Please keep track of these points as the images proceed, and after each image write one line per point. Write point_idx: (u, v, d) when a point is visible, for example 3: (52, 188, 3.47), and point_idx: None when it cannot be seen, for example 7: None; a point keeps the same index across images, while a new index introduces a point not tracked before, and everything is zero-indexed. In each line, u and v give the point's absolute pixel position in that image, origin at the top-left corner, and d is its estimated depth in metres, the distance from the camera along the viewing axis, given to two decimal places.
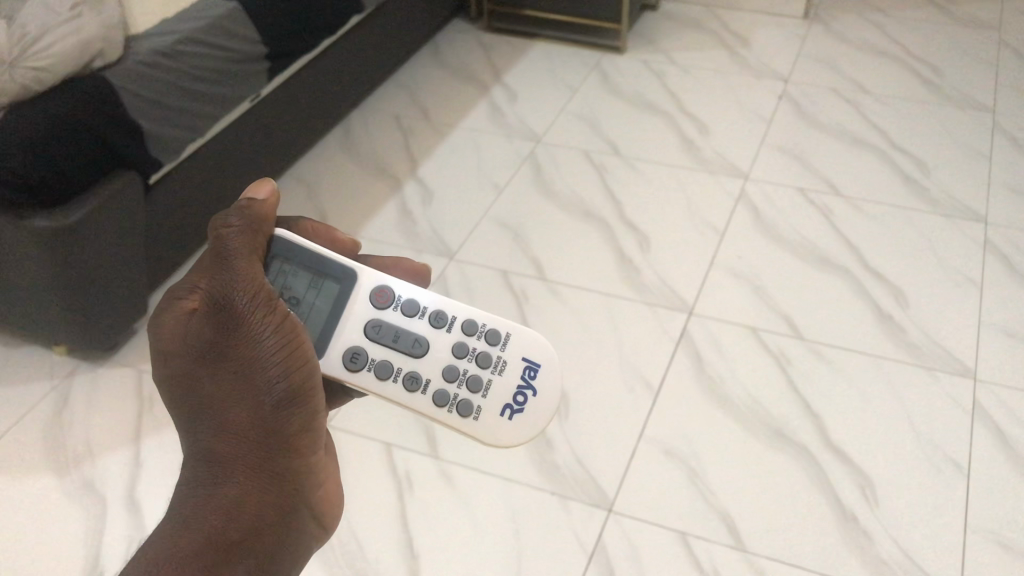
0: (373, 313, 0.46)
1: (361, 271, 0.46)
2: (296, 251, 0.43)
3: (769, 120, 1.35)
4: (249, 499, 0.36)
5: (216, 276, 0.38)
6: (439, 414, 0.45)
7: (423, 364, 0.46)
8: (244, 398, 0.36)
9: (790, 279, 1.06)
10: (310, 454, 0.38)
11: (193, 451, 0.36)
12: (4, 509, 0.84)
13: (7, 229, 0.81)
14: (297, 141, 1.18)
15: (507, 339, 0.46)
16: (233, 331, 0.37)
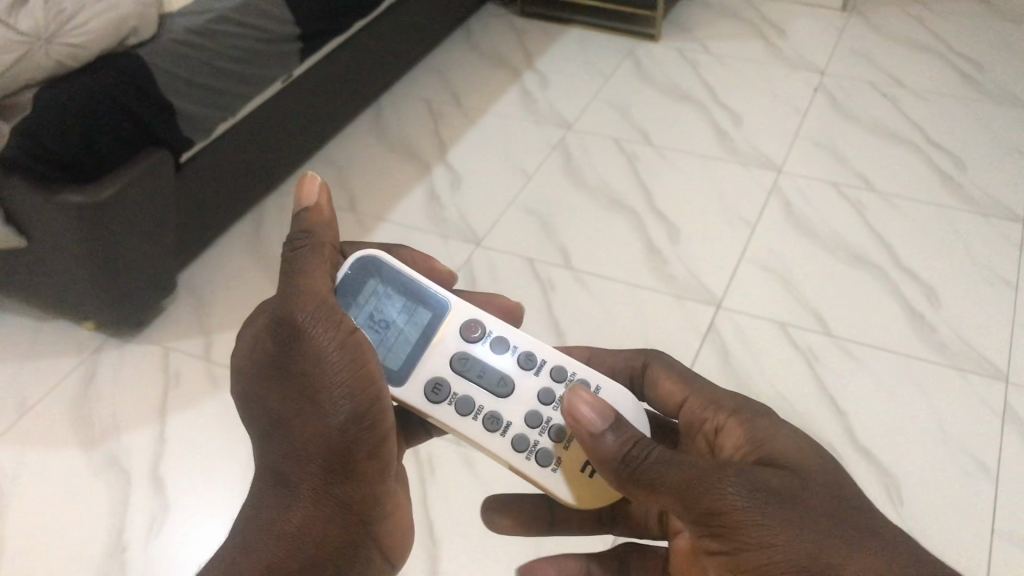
0: (462, 346, 0.51)
1: (456, 309, 0.52)
2: (398, 277, 0.51)
3: (805, 112, 1.33)
4: (317, 517, 0.42)
5: (284, 297, 0.43)
6: (516, 458, 0.49)
7: (506, 405, 0.50)
8: (307, 418, 0.42)
9: (821, 275, 1.05)
10: (374, 465, 0.44)
11: (271, 463, 0.43)
12: (30, 480, 0.84)
13: (39, 203, 0.82)
14: (328, 123, 1.18)
15: (594, 391, 0.50)
16: (296, 353, 0.42)
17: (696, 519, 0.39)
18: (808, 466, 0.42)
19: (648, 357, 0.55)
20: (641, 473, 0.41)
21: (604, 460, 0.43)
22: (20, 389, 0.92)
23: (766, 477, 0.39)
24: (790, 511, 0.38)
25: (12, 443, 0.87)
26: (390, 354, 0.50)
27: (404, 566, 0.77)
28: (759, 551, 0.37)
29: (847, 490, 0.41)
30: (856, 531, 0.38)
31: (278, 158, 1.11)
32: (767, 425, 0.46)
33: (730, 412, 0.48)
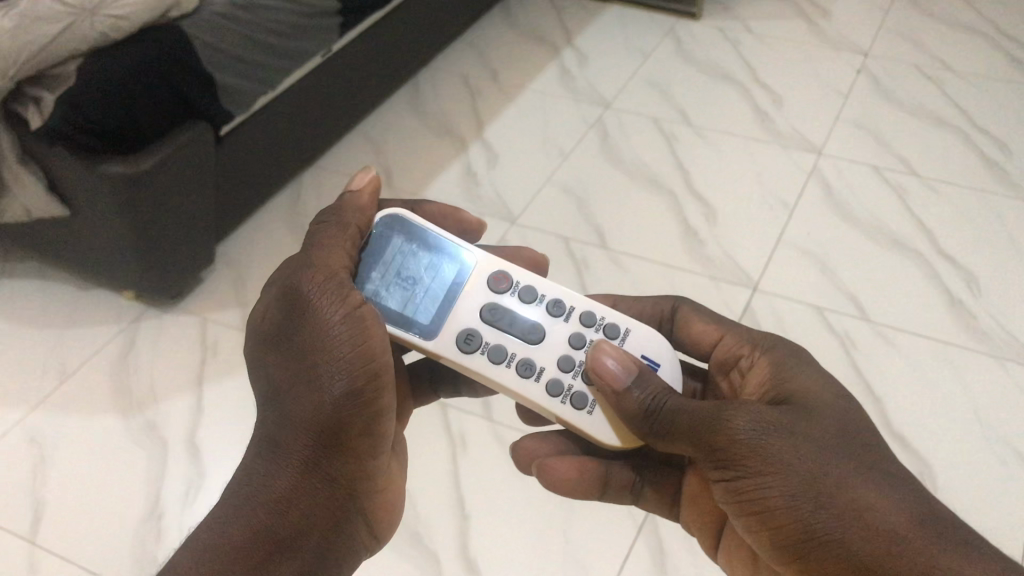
0: (490, 297, 0.53)
1: (482, 262, 0.54)
2: (421, 232, 0.53)
3: (847, 94, 1.31)
4: (305, 487, 0.45)
5: (296, 272, 0.46)
6: (552, 402, 0.51)
7: (538, 351, 0.52)
8: (303, 391, 0.44)
9: (860, 260, 1.04)
10: (366, 440, 0.46)
11: (267, 432, 0.45)
12: (69, 446, 0.86)
13: (82, 173, 0.83)
14: (366, 97, 1.19)
15: (625, 334, 0.53)
16: (300, 327, 0.45)
17: (708, 452, 0.44)
18: (822, 400, 0.46)
19: (676, 302, 0.59)
20: (657, 416, 0.47)
21: (627, 412, 0.48)
22: (60, 357, 0.94)
23: (774, 415, 0.44)
24: (794, 444, 0.43)
25: (53, 410, 0.89)
26: (422, 306, 0.52)
27: (434, 539, 0.78)
28: (761, 482, 0.42)
29: (855, 424, 0.45)
30: (853, 462, 0.42)
31: (315, 131, 1.11)
32: (792, 364, 0.50)
33: (760, 350, 0.52)
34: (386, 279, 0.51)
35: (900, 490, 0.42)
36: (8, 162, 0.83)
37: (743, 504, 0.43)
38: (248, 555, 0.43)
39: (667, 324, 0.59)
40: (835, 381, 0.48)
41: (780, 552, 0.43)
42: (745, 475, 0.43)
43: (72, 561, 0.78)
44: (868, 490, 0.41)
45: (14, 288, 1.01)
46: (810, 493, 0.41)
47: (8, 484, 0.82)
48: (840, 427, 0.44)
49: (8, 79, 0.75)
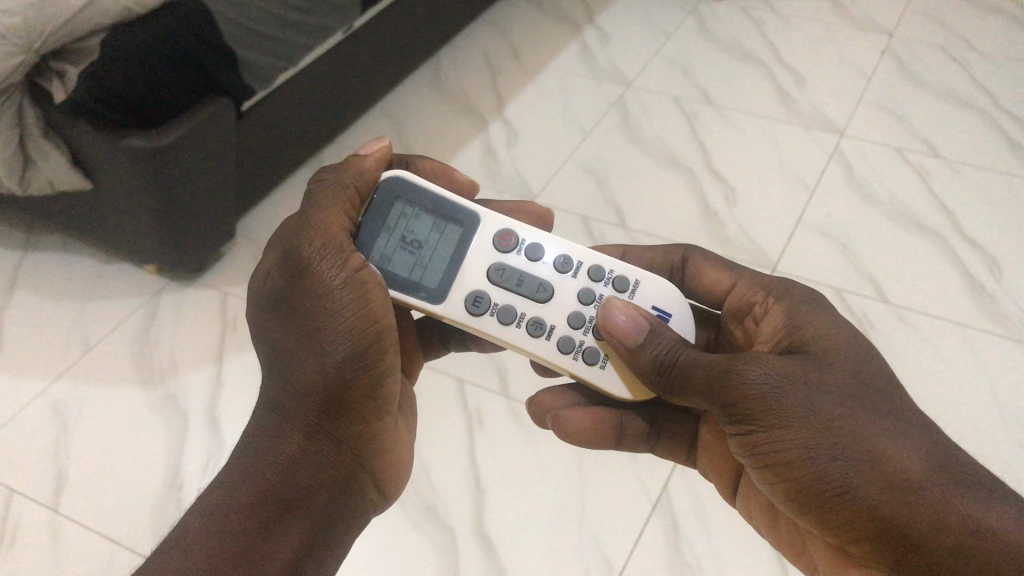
0: (497, 257, 0.53)
1: (486, 219, 0.54)
2: (420, 194, 0.52)
3: (870, 75, 1.30)
4: (310, 451, 0.46)
5: (294, 236, 0.46)
6: (564, 359, 0.52)
7: (548, 309, 0.53)
8: (305, 357, 0.45)
9: (882, 241, 1.03)
10: (369, 402, 0.46)
11: (271, 397, 0.46)
12: (92, 416, 0.87)
13: (106, 148, 0.84)
14: (387, 73, 1.19)
15: (634, 287, 0.53)
16: (300, 292, 0.45)
17: (722, 406, 0.44)
18: (834, 345, 0.46)
19: (686, 251, 0.59)
20: (670, 369, 0.47)
21: (641, 367, 0.48)
22: (83, 328, 0.95)
23: (785, 364, 0.44)
24: (808, 394, 0.43)
25: (75, 380, 0.90)
26: (430, 269, 0.52)
27: (450, 512, 0.79)
28: (774, 433, 0.43)
29: (868, 369, 0.45)
30: (867, 410, 0.43)
31: (336, 106, 1.11)
32: (804, 308, 0.49)
33: (773, 296, 0.52)
34: (391, 244, 0.51)
35: (916, 436, 0.42)
36: (32, 134, 0.84)
37: (758, 455, 0.44)
38: (259, 516, 0.44)
39: (678, 274, 0.60)
40: (847, 324, 0.48)
41: (797, 500, 0.44)
42: (759, 428, 0.43)
43: (95, 530, 0.79)
44: (884, 439, 0.42)
45: (38, 260, 1.02)
46: (825, 445, 0.42)
47: (32, 452, 0.84)
48: (858, 375, 0.44)
49: (30, 53, 0.76)
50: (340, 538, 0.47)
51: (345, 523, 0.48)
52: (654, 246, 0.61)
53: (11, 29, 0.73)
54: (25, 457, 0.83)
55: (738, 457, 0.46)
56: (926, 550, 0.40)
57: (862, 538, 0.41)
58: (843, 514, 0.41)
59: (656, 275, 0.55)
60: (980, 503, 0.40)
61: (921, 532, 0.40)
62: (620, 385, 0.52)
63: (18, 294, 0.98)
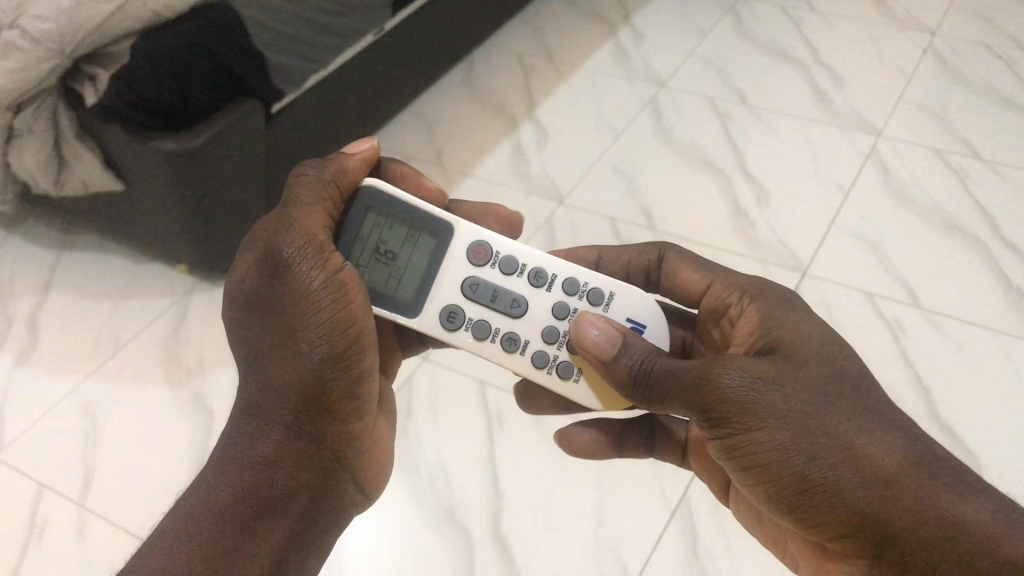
0: (471, 270, 0.54)
1: (459, 228, 0.54)
2: (394, 205, 0.52)
3: (911, 74, 1.27)
4: (288, 451, 0.46)
5: (272, 236, 0.46)
6: (537, 374, 0.53)
7: (523, 325, 0.54)
8: (284, 357, 0.45)
9: (917, 244, 1.01)
10: (346, 402, 0.47)
11: (249, 399, 0.47)
12: (120, 413, 0.89)
13: (138, 151, 0.85)
14: (419, 75, 1.19)
15: (609, 299, 0.54)
16: (279, 293, 0.45)
17: (699, 411, 0.43)
18: (808, 342, 0.46)
19: (662, 250, 0.59)
20: (643, 379, 0.47)
21: (617, 379, 0.48)
22: (115, 326, 0.97)
23: (760, 366, 0.43)
24: (784, 394, 0.42)
25: (106, 379, 0.91)
26: (405, 280, 0.53)
27: (467, 514, 0.79)
28: (753, 437, 0.42)
29: (842, 363, 0.45)
30: (844, 406, 0.43)
31: (367, 108, 1.12)
32: (777, 308, 0.49)
33: (747, 298, 0.51)
34: (366, 255, 0.51)
35: (891, 428, 0.43)
36: (66, 137, 0.86)
37: (735, 458, 0.43)
38: (240, 520, 0.44)
39: (655, 272, 0.60)
40: (822, 321, 0.48)
41: (775, 500, 0.43)
42: (738, 433, 0.42)
43: (119, 527, 0.80)
44: (860, 438, 0.42)
45: (74, 259, 1.04)
46: (804, 446, 0.41)
47: (61, 447, 0.85)
48: (833, 371, 0.44)
49: (64, 58, 0.77)
50: (323, 536, 0.48)
51: (327, 521, 0.49)
52: (626, 248, 0.61)
53: (45, 34, 0.75)
54: (55, 452, 0.85)
55: (716, 459, 0.45)
56: (908, 543, 0.40)
57: (842, 533, 0.42)
58: (824, 512, 0.42)
59: (629, 283, 0.55)
60: (956, 493, 0.41)
61: (903, 523, 0.40)
62: (589, 396, 0.53)
63: (54, 293, 1.00)
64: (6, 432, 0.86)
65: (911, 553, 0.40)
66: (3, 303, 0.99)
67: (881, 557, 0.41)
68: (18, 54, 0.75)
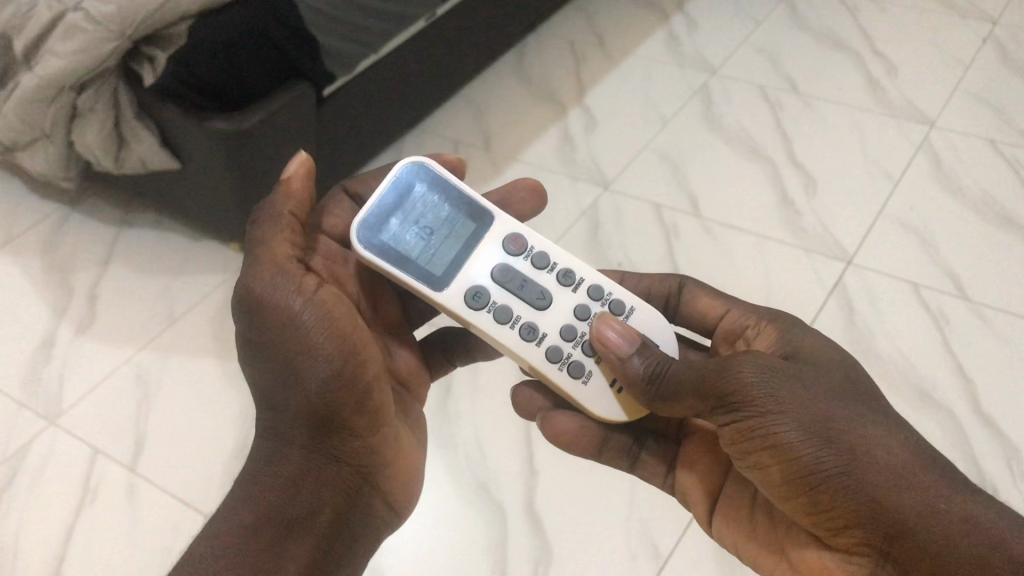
0: (504, 259, 0.56)
1: (500, 224, 0.57)
2: (443, 186, 0.56)
3: (970, 64, 1.25)
4: (308, 469, 0.49)
5: (245, 276, 0.48)
6: (549, 366, 0.55)
7: (543, 317, 0.56)
8: (286, 383, 0.47)
9: (967, 237, 1.00)
10: (353, 418, 0.49)
11: (267, 426, 0.49)
12: (174, 383, 0.92)
13: (192, 131, 0.87)
14: (472, 60, 1.20)
15: (629, 311, 0.57)
16: (266, 326, 0.47)
17: (713, 398, 0.46)
18: (826, 359, 0.50)
19: (681, 281, 0.63)
20: (657, 382, 0.50)
21: (630, 377, 0.51)
22: (170, 300, 1.00)
23: (777, 364, 0.47)
24: (796, 385, 0.45)
25: (160, 350, 0.95)
26: (437, 259, 0.55)
27: (501, 489, 0.80)
28: (765, 421, 0.44)
29: (850, 381, 0.48)
30: (857, 407, 0.46)
31: (419, 92, 1.14)
32: (795, 330, 0.53)
33: (767, 320, 0.55)
34: (404, 227, 0.54)
35: (901, 433, 0.45)
36: (126, 116, 0.89)
37: (745, 444, 0.46)
38: (265, 538, 0.47)
39: (673, 301, 0.63)
40: (836, 344, 0.52)
41: (784, 487, 0.46)
42: (752, 418, 0.45)
43: (168, 492, 0.83)
44: (871, 431, 0.44)
45: (133, 235, 1.08)
46: (815, 431, 0.44)
47: (116, 413, 0.89)
48: (847, 382, 0.48)
49: (126, 40, 0.79)
50: (353, 546, 0.51)
51: (356, 533, 0.51)
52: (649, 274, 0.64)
53: (106, 17, 0.77)
54: (110, 419, 0.88)
55: (726, 449, 0.48)
56: (914, 531, 0.42)
57: (850, 523, 0.44)
58: (832, 499, 0.44)
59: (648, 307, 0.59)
60: (966, 495, 0.42)
61: (911, 514, 0.42)
62: (617, 408, 0.55)
63: (113, 267, 1.04)
64: (64, 397, 0.90)
65: (919, 545, 0.41)
66: (64, 275, 1.03)
67: (889, 546, 0.43)
68: (82, 36, 0.79)
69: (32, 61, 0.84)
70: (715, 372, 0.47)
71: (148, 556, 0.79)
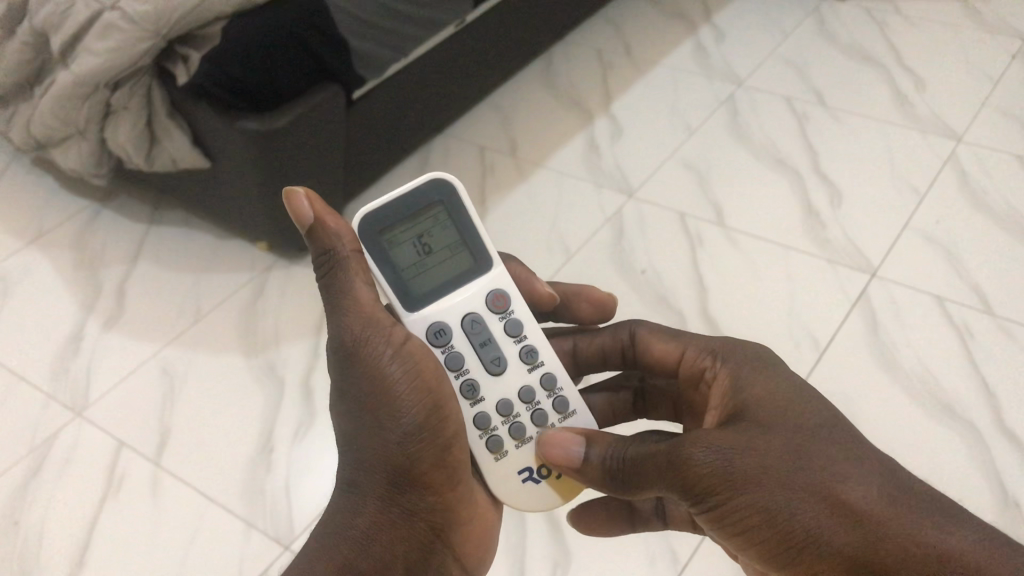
0: (480, 312, 0.53)
1: (495, 277, 0.54)
2: (461, 213, 0.54)
3: (997, 80, 1.25)
4: (386, 523, 0.46)
5: (334, 321, 0.46)
6: (472, 431, 0.51)
7: (489, 380, 0.52)
8: (373, 433, 0.45)
9: (992, 251, 0.99)
10: (437, 475, 0.47)
11: (347, 476, 0.47)
12: (199, 378, 0.93)
13: (226, 131, 0.88)
14: (500, 66, 1.21)
15: (569, 415, 0.53)
16: (358, 375, 0.45)
17: (675, 490, 0.43)
18: (776, 395, 0.45)
19: (631, 328, 0.59)
20: (617, 472, 0.46)
21: (591, 476, 0.48)
22: (197, 297, 1.01)
23: (729, 435, 0.42)
24: (754, 454, 0.41)
25: (185, 346, 0.96)
26: (425, 277, 0.53)
27: None
28: (733, 505, 0.41)
29: (810, 412, 0.44)
30: (819, 453, 0.41)
31: (447, 97, 1.14)
32: (748, 367, 0.48)
33: (719, 361, 0.50)
34: (404, 236, 0.52)
35: (868, 470, 0.41)
36: (158, 114, 0.90)
37: (724, 532, 0.42)
38: None
39: (628, 352, 0.59)
40: (786, 371, 0.47)
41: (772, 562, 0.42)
42: (718, 502, 0.41)
43: (190, 486, 0.84)
44: (837, 483, 0.40)
45: (161, 234, 1.09)
46: (783, 506, 0.40)
47: (142, 407, 0.90)
48: (807, 419, 0.43)
49: (161, 39, 0.81)
50: None
51: None
52: (602, 331, 0.61)
53: (142, 16, 0.78)
54: (136, 411, 0.89)
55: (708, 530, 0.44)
56: None
57: None
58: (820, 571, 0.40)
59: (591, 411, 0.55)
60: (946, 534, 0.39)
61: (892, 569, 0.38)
62: (545, 493, 0.51)
63: (141, 264, 1.05)
64: (92, 390, 0.91)
65: None
66: (94, 271, 1.04)
67: None
68: (117, 34, 0.80)
69: (69, 59, 0.85)
70: (669, 465, 0.43)
71: (170, 547, 0.80)
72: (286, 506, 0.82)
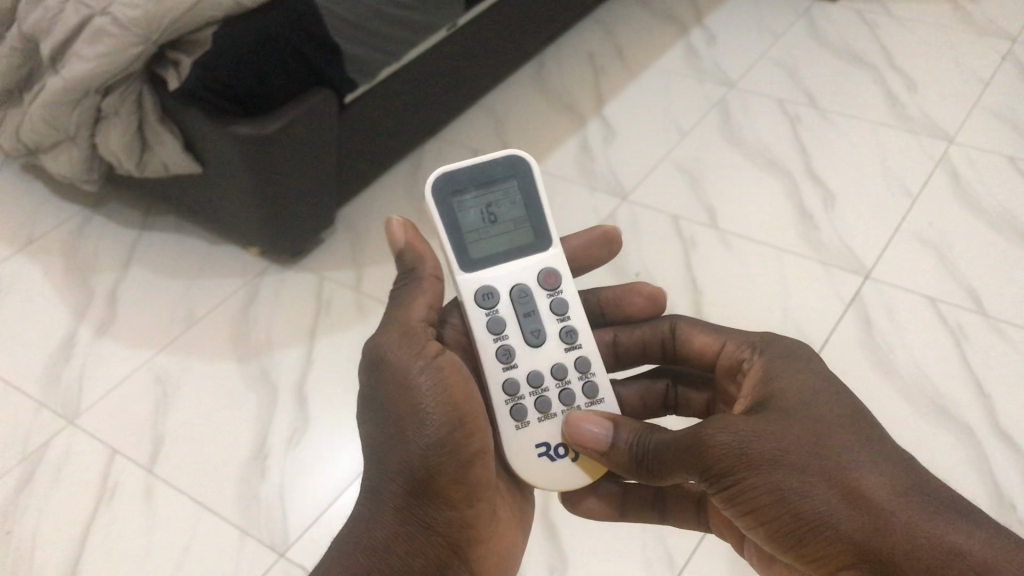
0: (532, 286, 0.54)
1: (553, 256, 0.55)
2: (530, 189, 0.56)
3: (987, 81, 1.25)
4: (402, 535, 0.46)
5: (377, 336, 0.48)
6: (499, 395, 0.50)
7: (526, 350, 0.52)
8: (396, 442, 0.46)
9: (985, 252, 1.00)
10: (459, 490, 0.46)
11: (371, 488, 0.47)
12: (192, 385, 0.92)
13: (218, 137, 0.87)
14: (492, 70, 1.21)
15: (598, 401, 0.52)
16: (388, 384, 0.46)
17: (696, 472, 0.44)
18: (809, 386, 0.45)
19: (672, 321, 0.59)
20: (642, 459, 0.47)
21: (615, 461, 0.48)
22: (191, 303, 1.01)
23: (753, 420, 0.43)
24: (771, 438, 0.42)
25: (178, 353, 0.95)
26: (486, 242, 0.54)
27: None
28: (748, 485, 0.42)
29: (839, 404, 0.44)
30: (838, 440, 0.42)
31: (439, 100, 1.14)
32: (784, 359, 0.48)
33: (757, 352, 0.50)
34: (472, 200, 0.54)
35: (884, 460, 0.41)
36: (150, 119, 0.90)
37: (742, 514, 0.43)
38: None
39: (669, 344, 0.59)
40: (823, 365, 0.47)
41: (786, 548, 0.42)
42: (735, 482, 0.42)
43: (185, 494, 0.84)
44: (851, 469, 0.40)
45: (153, 240, 1.09)
46: (795, 487, 0.41)
47: (135, 414, 0.89)
48: (834, 406, 0.44)
49: (151, 44, 0.80)
50: None
51: None
52: (643, 324, 0.61)
53: (132, 21, 0.78)
54: (129, 419, 0.89)
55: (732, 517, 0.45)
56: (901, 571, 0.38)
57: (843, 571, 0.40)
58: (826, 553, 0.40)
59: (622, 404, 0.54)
60: (950, 522, 0.38)
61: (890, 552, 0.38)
62: (567, 472, 0.50)
63: (133, 270, 1.04)
64: (83, 398, 0.91)
65: None
66: (86, 278, 1.03)
67: None
68: (108, 40, 0.79)
69: (59, 65, 0.85)
70: (691, 446, 0.44)
71: (165, 556, 0.79)
72: (281, 512, 0.82)
